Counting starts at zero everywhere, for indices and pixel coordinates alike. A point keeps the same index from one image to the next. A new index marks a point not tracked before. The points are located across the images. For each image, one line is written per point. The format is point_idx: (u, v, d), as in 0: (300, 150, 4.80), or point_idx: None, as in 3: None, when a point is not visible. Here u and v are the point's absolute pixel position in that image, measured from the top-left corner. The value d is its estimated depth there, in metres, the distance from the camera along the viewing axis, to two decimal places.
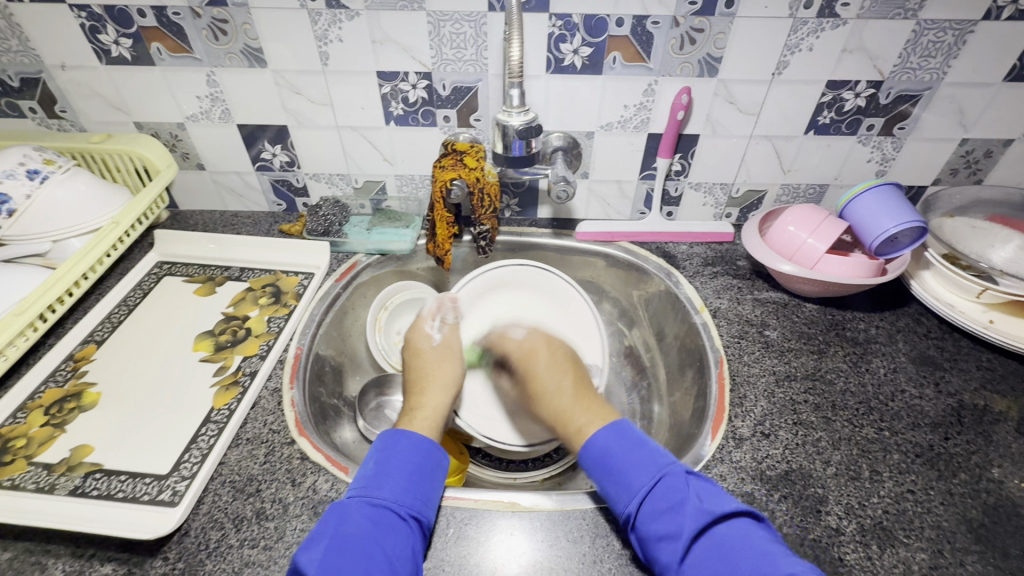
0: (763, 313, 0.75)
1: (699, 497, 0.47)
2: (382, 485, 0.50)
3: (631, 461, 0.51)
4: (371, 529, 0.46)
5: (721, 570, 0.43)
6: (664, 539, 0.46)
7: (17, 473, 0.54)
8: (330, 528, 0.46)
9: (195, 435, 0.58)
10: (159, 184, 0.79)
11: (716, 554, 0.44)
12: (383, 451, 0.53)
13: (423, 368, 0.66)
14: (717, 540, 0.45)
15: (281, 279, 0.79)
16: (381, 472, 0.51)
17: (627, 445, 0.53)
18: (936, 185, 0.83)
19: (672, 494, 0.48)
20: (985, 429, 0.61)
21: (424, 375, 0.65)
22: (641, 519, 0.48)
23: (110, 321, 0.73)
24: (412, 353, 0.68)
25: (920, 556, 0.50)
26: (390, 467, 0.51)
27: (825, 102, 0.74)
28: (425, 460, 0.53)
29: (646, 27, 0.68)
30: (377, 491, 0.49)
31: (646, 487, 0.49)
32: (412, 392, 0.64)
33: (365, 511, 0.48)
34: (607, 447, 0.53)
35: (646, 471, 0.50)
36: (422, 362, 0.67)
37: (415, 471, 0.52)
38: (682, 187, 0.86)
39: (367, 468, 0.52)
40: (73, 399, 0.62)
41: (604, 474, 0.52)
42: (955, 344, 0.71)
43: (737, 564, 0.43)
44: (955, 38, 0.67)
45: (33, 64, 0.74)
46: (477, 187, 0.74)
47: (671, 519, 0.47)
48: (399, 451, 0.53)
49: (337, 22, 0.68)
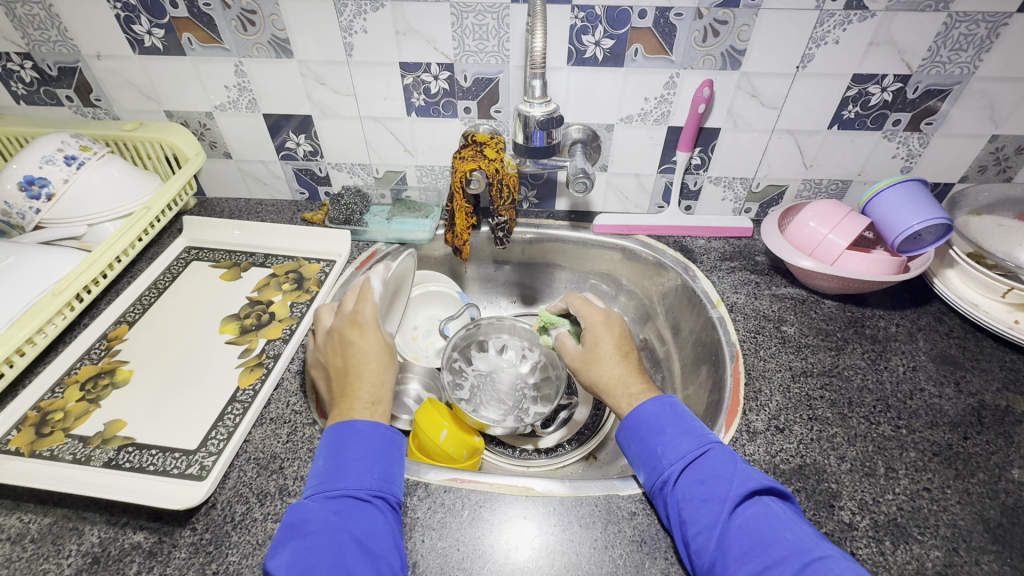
0: (781, 308, 0.75)
1: (745, 469, 0.50)
2: (338, 480, 0.49)
3: (682, 429, 0.53)
4: (335, 519, 0.46)
5: (761, 536, 0.45)
6: (709, 502, 0.48)
7: (55, 445, 0.57)
8: (294, 528, 0.45)
9: (222, 413, 0.61)
10: (188, 171, 0.81)
11: (759, 523, 0.46)
12: (333, 445, 0.51)
13: (366, 351, 0.59)
14: (759, 511, 0.47)
15: (303, 266, 0.81)
16: (335, 466, 0.50)
17: (677, 416, 0.54)
18: (963, 182, 0.82)
19: (717, 461, 0.50)
20: (1006, 430, 0.60)
21: (368, 362, 0.58)
22: (684, 482, 0.50)
23: (141, 303, 0.75)
24: (361, 338, 0.60)
25: (934, 553, 0.50)
26: (342, 459, 0.50)
27: (850, 95, 0.73)
28: (378, 441, 0.52)
29: (668, 19, 0.67)
30: (335, 484, 0.49)
31: (695, 453, 0.51)
32: (355, 380, 0.57)
33: (325, 506, 0.47)
34: (661, 412, 0.55)
35: (696, 440, 0.52)
36: (365, 343, 0.59)
37: (370, 455, 0.51)
38: (702, 180, 0.85)
39: (319, 465, 0.50)
40: (106, 375, 0.65)
41: (651, 437, 0.53)
42: (978, 344, 0.70)
43: (778, 533, 0.45)
44: (988, 31, 0.65)
45: (71, 53, 0.76)
46: (496, 177, 0.75)
47: (715, 486, 0.48)
48: (347, 444, 0.51)
49: (362, 13, 0.69)
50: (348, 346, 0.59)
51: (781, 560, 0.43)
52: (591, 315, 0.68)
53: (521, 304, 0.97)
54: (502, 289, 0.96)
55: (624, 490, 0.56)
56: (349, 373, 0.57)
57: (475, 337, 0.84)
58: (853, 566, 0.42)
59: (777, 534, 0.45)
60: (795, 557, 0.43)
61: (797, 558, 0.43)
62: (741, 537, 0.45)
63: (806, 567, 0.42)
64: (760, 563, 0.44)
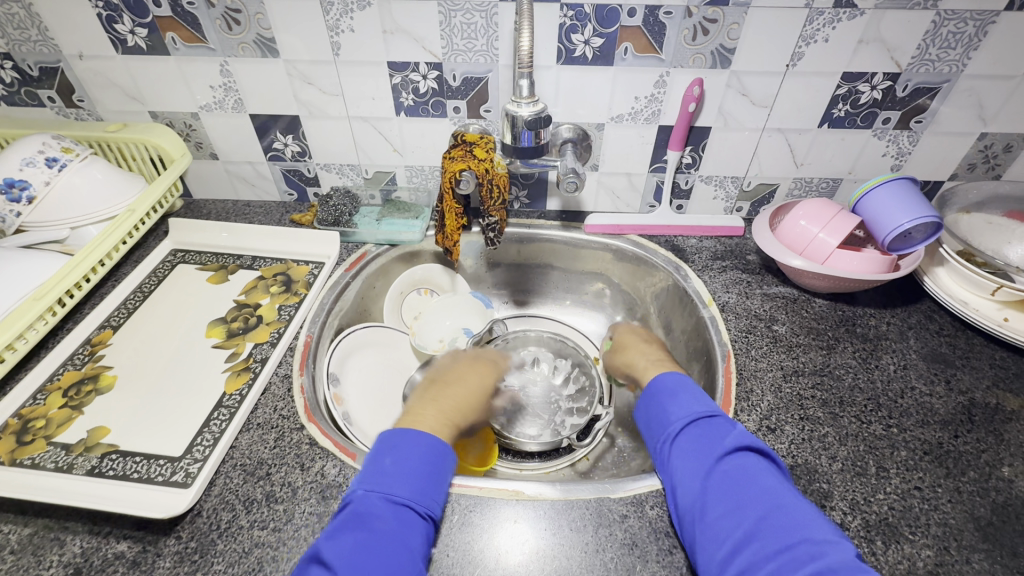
0: (772, 307, 0.75)
1: (742, 428, 0.51)
2: (402, 482, 0.48)
3: (694, 394, 0.55)
4: (396, 528, 0.45)
5: (742, 482, 0.46)
6: (700, 455, 0.49)
7: (37, 453, 0.56)
8: (354, 521, 0.45)
9: (207, 419, 0.60)
10: (173, 173, 0.80)
11: (745, 480, 0.47)
12: (398, 448, 0.50)
13: (462, 378, 0.63)
14: (747, 463, 0.48)
15: (292, 268, 0.80)
16: (406, 471, 0.48)
17: (692, 386, 0.56)
18: (953, 180, 0.82)
19: (721, 426, 0.51)
20: (996, 428, 0.60)
21: (462, 387, 0.61)
22: (683, 437, 0.51)
23: (126, 307, 0.74)
24: (462, 379, 0.62)
25: (925, 553, 0.50)
26: (410, 466, 0.49)
27: (840, 94, 0.73)
28: (443, 462, 0.51)
29: (658, 18, 0.67)
30: (402, 491, 0.47)
31: (701, 414, 0.53)
32: (448, 401, 0.58)
33: (386, 508, 0.46)
34: (678, 383, 0.57)
35: (705, 404, 0.54)
36: (469, 373, 0.64)
37: (432, 473, 0.49)
38: (693, 180, 0.85)
39: (384, 463, 0.49)
40: (90, 381, 0.64)
41: (664, 398, 0.56)
42: (968, 342, 0.70)
43: (759, 491, 0.45)
44: (976, 29, 0.65)
45: (52, 53, 0.75)
46: (486, 178, 0.74)
47: (708, 441, 0.50)
48: (413, 445, 0.50)
49: (348, 12, 0.68)
50: (450, 381, 0.62)
51: (754, 503, 0.45)
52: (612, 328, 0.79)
53: (513, 305, 0.97)
54: (494, 290, 0.96)
55: (616, 492, 0.55)
56: (443, 391, 0.60)
57: (507, 352, 0.85)
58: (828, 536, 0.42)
59: (757, 484, 0.46)
60: (768, 502, 0.45)
61: (773, 515, 0.44)
62: (722, 487, 0.47)
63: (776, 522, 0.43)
64: (735, 502, 0.45)
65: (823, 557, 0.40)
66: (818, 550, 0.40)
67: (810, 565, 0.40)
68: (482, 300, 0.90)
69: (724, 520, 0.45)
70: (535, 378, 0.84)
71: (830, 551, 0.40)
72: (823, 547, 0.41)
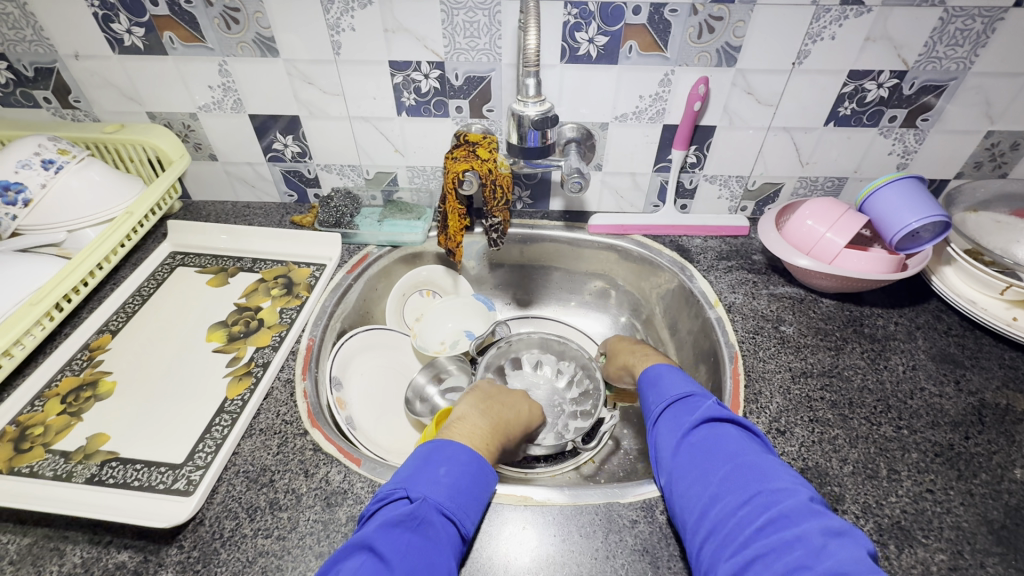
0: (779, 308, 0.74)
1: (714, 401, 0.52)
2: (455, 495, 0.47)
3: (675, 378, 0.56)
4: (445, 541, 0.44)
5: (710, 447, 0.47)
6: (673, 428, 0.51)
7: (36, 461, 0.55)
8: (411, 525, 0.43)
9: (209, 425, 0.59)
10: (171, 175, 0.79)
11: (711, 446, 0.47)
12: (456, 462, 0.49)
13: (517, 406, 0.62)
14: (717, 430, 0.49)
15: (293, 270, 0.79)
16: (461, 487, 0.48)
17: (678, 373, 0.58)
18: (959, 178, 0.81)
19: (697, 401, 0.53)
20: (1007, 429, 0.59)
21: (516, 413, 0.61)
22: (662, 416, 0.53)
23: (125, 311, 0.73)
24: (515, 406, 0.62)
25: (939, 557, 0.49)
26: (467, 483, 0.48)
27: (847, 92, 0.72)
28: (490, 483, 0.50)
29: (663, 15, 0.66)
30: (456, 506, 0.46)
31: (679, 393, 0.54)
32: (500, 422, 0.58)
33: (438, 520, 0.45)
34: (659, 371, 0.59)
35: (687, 386, 0.55)
36: (521, 402, 0.64)
37: (477, 495, 0.49)
38: (697, 179, 0.85)
39: (439, 473, 0.48)
40: (89, 387, 0.63)
41: (647, 389, 0.57)
42: (976, 341, 0.69)
43: (725, 456, 0.46)
44: (984, 26, 0.65)
45: (48, 53, 0.74)
46: (490, 178, 0.73)
47: (680, 416, 0.51)
48: (467, 460, 0.50)
49: (349, 11, 0.67)
50: (508, 403, 0.62)
51: (719, 464, 0.46)
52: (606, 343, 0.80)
53: (516, 306, 0.96)
54: (497, 291, 0.95)
55: (625, 497, 0.54)
56: (500, 409, 0.60)
57: (508, 355, 0.83)
58: (789, 492, 0.42)
59: (723, 446, 0.47)
60: (732, 460, 0.46)
61: (736, 476, 0.44)
62: (691, 455, 0.48)
63: (739, 483, 0.44)
64: (701, 466, 0.47)
65: (777, 505, 0.41)
66: (773, 499, 0.42)
67: (766, 514, 0.41)
68: (483, 302, 0.89)
69: (692, 485, 0.46)
70: (539, 381, 0.83)
71: (784, 498, 0.41)
72: (778, 495, 0.42)
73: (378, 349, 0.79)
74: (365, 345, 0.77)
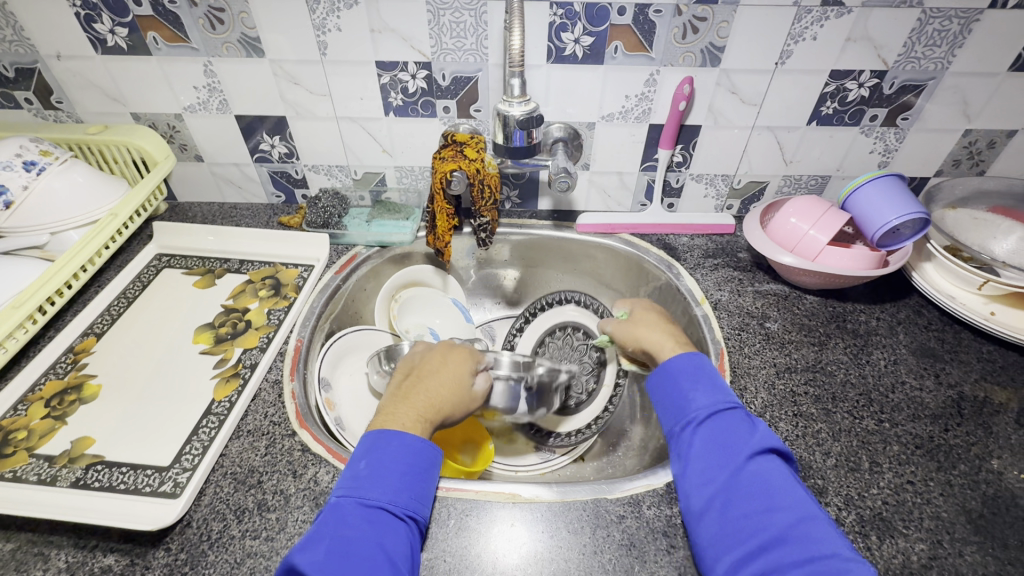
0: (764, 305, 0.75)
1: (773, 433, 0.51)
2: (376, 484, 0.47)
3: (716, 385, 0.55)
4: (369, 531, 0.45)
5: (769, 485, 0.47)
6: (727, 448, 0.50)
7: (19, 465, 0.55)
8: (327, 529, 0.44)
9: (196, 427, 0.59)
10: (157, 176, 0.78)
11: (771, 480, 0.47)
12: (374, 452, 0.49)
13: (438, 372, 0.58)
14: (771, 466, 0.48)
15: (280, 271, 0.79)
16: (377, 475, 0.48)
17: (713, 376, 0.56)
18: (938, 176, 0.83)
19: (744, 420, 0.52)
20: (984, 421, 0.61)
21: (441, 376, 0.58)
22: (707, 427, 0.52)
23: (110, 314, 0.73)
24: (433, 372, 0.58)
25: (919, 546, 0.50)
26: (382, 469, 0.48)
27: (828, 92, 0.73)
28: (419, 459, 0.50)
29: (648, 16, 0.67)
30: (375, 493, 0.47)
31: (724, 405, 0.53)
32: (419, 401, 0.55)
33: (360, 512, 0.46)
34: (697, 371, 0.56)
35: (731, 399, 0.54)
36: (444, 364, 0.60)
37: (407, 471, 0.49)
38: (683, 178, 0.85)
39: (358, 467, 0.49)
40: (73, 391, 0.62)
41: (683, 384, 0.56)
42: (955, 336, 0.71)
43: (787, 494, 0.46)
44: (960, 27, 0.66)
45: (28, 53, 0.73)
46: (477, 178, 0.73)
47: (739, 439, 0.50)
48: (387, 448, 0.50)
49: (335, 11, 0.67)
50: (424, 375, 0.58)
51: (783, 508, 0.45)
52: (637, 305, 0.69)
53: (506, 306, 0.96)
54: (486, 290, 0.95)
55: (613, 492, 0.55)
56: (418, 388, 0.57)
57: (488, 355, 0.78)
58: (854, 556, 0.42)
59: (781, 487, 0.47)
60: (797, 509, 0.45)
61: (797, 521, 0.44)
62: (751, 483, 0.47)
63: (802, 529, 0.44)
64: (763, 505, 0.46)
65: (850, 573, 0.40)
66: (844, 566, 0.41)
67: None
68: (460, 308, 0.89)
69: (749, 522, 0.46)
70: None
71: (855, 568, 0.41)
72: (850, 563, 0.41)
73: (362, 349, 0.78)
74: (347, 347, 0.75)
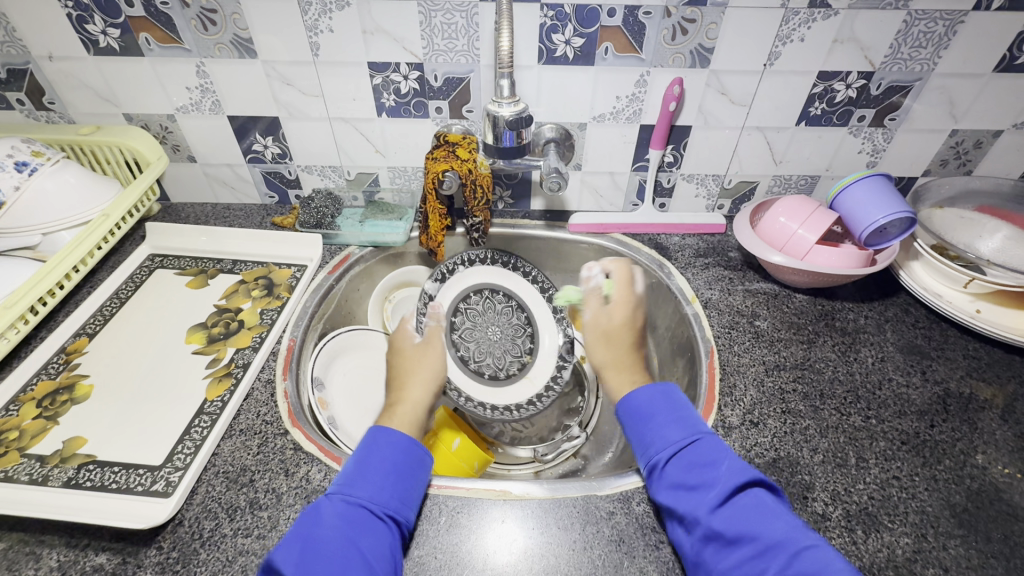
0: (754, 304, 0.76)
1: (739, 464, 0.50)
2: (357, 483, 0.50)
3: (672, 418, 0.54)
4: (344, 527, 0.46)
5: (745, 529, 0.45)
6: (691, 492, 0.49)
7: (10, 465, 0.55)
8: (305, 527, 0.46)
9: (189, 427, 0.59)
10: (149, 177, 0.78)
11: (745, 518, 0.46)
12: (365, 450, 0.53)
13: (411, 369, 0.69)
14: (746, 504, 0.47)
15: (273, 272, 0.80)
16: (360, 471, 0.51)
17: (669, 405, 0.56)
18: (926, 176, 0.84)
19: (706, 453, 0.51)
20: (970, 417, 0.61)
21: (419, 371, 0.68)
22: (670, 469, 0.51)
23: (102, 314, 0.73)
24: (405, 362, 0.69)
25: (904, 540, 0.51)
26: (369, 468, 0.51)
27: (817, 93, 0.74)
28: (405, 460, 0.53)
29: (637, 18, 0.67)
30: (356, 490, 0.49)
31: (682, 442, 0.52)
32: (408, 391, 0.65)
33: (340, 511, 0.47)
34: (653, 403, 0.56)
35: (682, 430, 0.53)
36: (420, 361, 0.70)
37: (393, 471, 0.52)
38: (675, 178, 0.86)
39: (348, 467, 0.52)
40: (65, 392, 0.62)
41: (639, 425, 0.55)
42: (942, 333, 0.72)
43: (764, 529, 0.45)
44: (946, 28, 0.67)
45: (20, 54, 0.73)
46: (469, 178, 0.74)
47: (702, 479, 0.49)
48: (378, 446, 0.53)
49: (327, 12, 0.67)
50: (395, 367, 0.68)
51: (768, 552, 0.44)
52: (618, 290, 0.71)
53: None
54: None
55: (603, 489, 0.55)
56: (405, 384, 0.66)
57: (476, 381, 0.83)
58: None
59: (759, 525, 0.45)
60: (784, 549, 0.44)
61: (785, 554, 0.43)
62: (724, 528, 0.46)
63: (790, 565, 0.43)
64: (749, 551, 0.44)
65: None
66: None
67: None
68: None
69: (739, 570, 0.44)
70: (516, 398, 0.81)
71: None
72: None
73: (358, 350, 0.78)
74: (341, 347, 0.76)
